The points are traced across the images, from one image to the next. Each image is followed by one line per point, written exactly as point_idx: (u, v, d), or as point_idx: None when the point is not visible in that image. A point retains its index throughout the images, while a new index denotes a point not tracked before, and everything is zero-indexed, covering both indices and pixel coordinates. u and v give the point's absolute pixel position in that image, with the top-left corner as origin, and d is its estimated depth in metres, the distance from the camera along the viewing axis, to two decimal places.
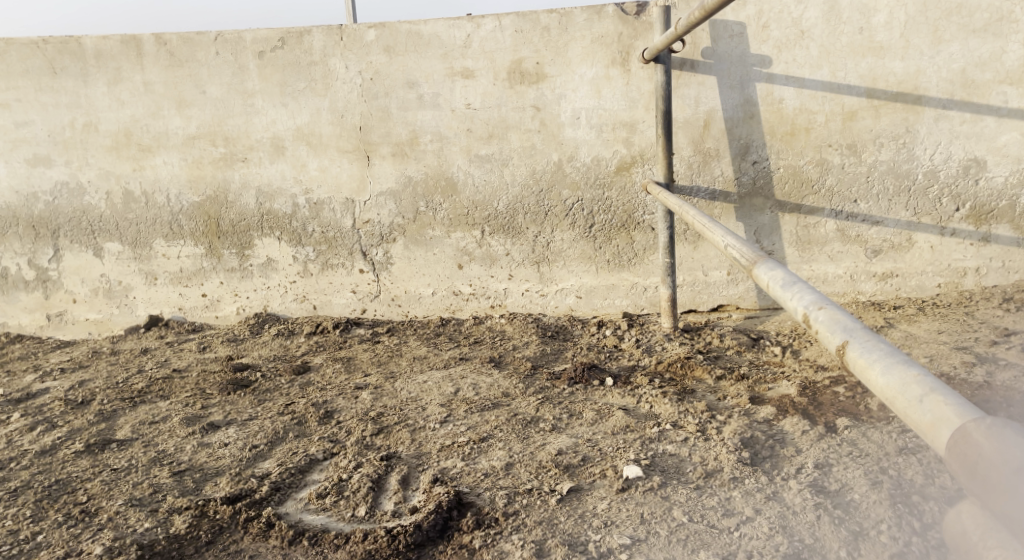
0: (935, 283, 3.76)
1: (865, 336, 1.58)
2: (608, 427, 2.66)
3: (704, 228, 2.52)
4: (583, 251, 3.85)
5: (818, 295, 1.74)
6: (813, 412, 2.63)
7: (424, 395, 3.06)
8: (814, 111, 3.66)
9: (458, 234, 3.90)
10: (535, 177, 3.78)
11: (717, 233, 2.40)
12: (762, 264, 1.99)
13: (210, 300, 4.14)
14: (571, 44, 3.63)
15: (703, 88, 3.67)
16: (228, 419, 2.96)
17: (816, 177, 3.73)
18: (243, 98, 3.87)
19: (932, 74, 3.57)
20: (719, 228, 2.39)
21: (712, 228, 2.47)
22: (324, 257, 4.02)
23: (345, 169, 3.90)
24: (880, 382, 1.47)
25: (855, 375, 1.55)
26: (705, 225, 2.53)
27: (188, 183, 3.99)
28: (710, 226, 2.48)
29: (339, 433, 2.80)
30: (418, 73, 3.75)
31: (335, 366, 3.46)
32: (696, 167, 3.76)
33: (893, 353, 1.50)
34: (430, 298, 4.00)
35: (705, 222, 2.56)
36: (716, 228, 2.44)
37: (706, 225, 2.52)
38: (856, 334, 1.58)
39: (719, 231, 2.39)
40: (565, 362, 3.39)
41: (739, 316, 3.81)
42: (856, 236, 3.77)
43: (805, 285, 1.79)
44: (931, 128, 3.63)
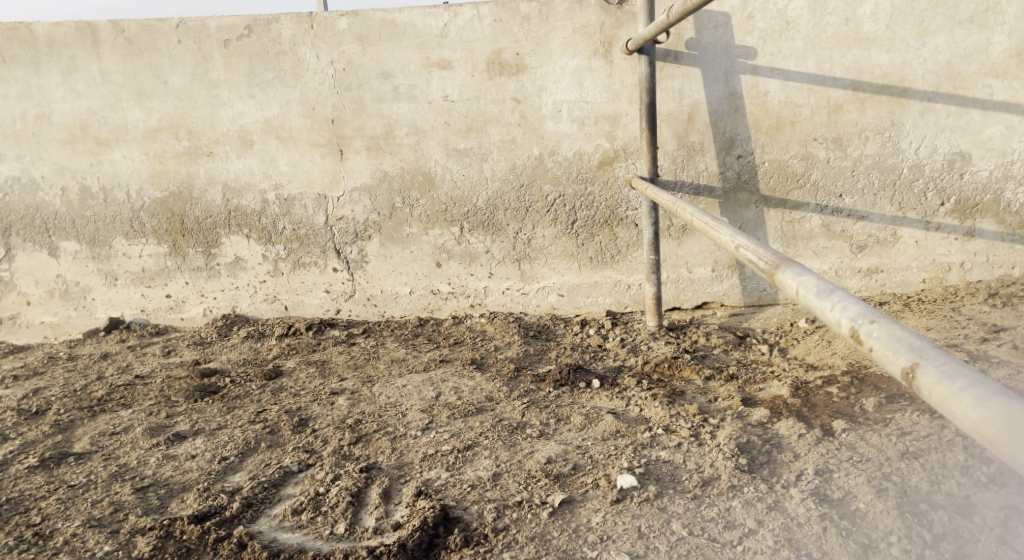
0: (920, 279, 3.72)
1: (939, 358, 1.41)
2: (597, 433, 2.56)
3: (705, 225, 2.36)
4: (565, 248, 3.73)
5: (866, 307, 1.57)
6: (808, 414, 2.55)
7: (404, 401, 2.93)
8: (799, 104, 3.58)
9: (436, 231, 3.77)
10: (515, 171, 3.65)
11: (722, 231, 2.20)
12: (787, 269, 1.80)
13: (175, 301, 3.95)
14: (551, 34, 3.51)
15: (687, 80, 3.58)
16: (195, 429, 2.80)
17: (801, 171, 3.65)
18: (208, 89, 3.69)
19: (917, 67, 3.51)
20: (726, 226, 2.19)
21: (717, 227, 2.28)
22: (295, 255, 3.86)
23: (317, 164, 3.74)
24: (974, 414, 1.30)
25: (931, 403, 1.39)
26: (708, 223, 2.34)
27: (149, 178, 3.80)
28: (714, 224, 2.29)
29: (314, 443, 2.66)
30: (393, 63, 3.60)
31: (309, 370, 3.31)
32: (680, 162, 3.67)
33: (982, 381, 1.34)
34: (406, 297, 3.87)
35: (707, 221, 2.36)
36: (722, 226, 2.24)
37: (709, 224, 2.33)
38: (927, 355, 1.43)
39: (726, 229, 2.19)
40: (549, 363, 3.27)
41: (724, 313, 3.73)
42: (841, 231, 3.71)
43: (846, 294, 1.62)
44: (917, 121, 3.57)
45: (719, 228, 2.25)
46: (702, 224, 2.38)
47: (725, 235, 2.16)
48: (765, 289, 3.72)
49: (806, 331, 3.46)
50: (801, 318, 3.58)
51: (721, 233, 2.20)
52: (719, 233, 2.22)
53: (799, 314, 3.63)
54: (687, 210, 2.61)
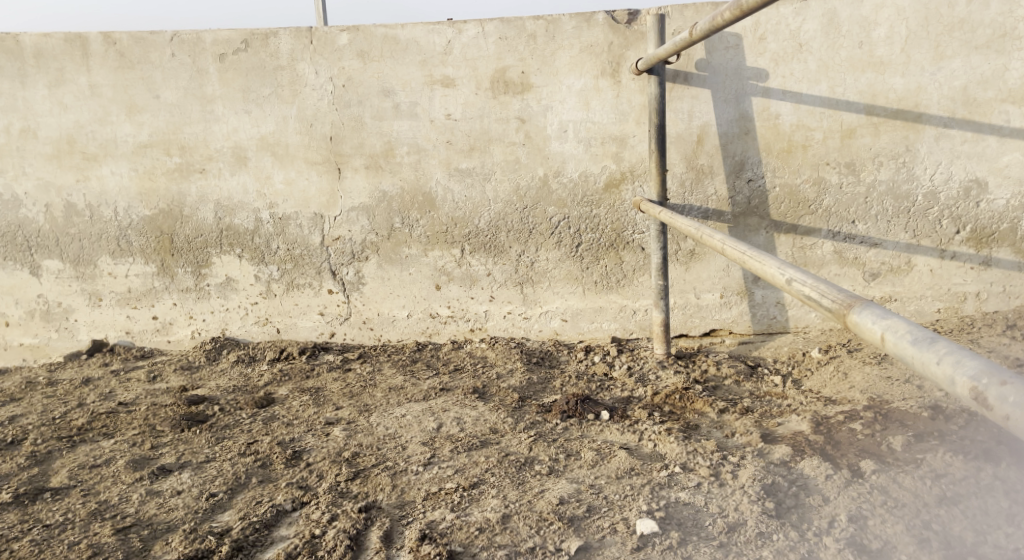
0: (934, 308, 3.62)
1: None
2: (611, 471, 2.42)
3: (742, 257, 2.16)
4: (569, 271, 3.60)
5: (993, 366, 1.36)
6: (832, 453, 2.42)
7: (403, 432, 2.78)
8: (812, 127, 3.49)
9: (436, 253, 3.63)
10: (519, 193, 3.53)
11: (768, 263, 2.01)
12: (865, 311, 1.61)
13: (162, 323, 3.79)
14: (558, 52, 3.40)
15: (697, 101, 3.49)
16: (181, 462, 2.64)
17: (813, 197, 3.55)
18: (202, 105, 3.55)
19: (932, 92, 3.43)
20: (772, 257, 2.00)
21: (759, 258, 2.08)
22: (288, 276, 3.71)
23: (313, 183, 3.60)
24: None
25: None
26: (747, 255, 2.14)
27: (138, 195, 3.65)
28: (755, 256, 2.09)
29: (309, 478, 2.50)
30: (394, 80, 3.48)
31: (302, 399, 3.15)
32: (688, 185, 3.57)
33: None
34: (404, 321, 3.72)
35: (745, 252, 2.17)
36: (767, 258, 2.05)
37: (749, 254, 2.13)
38: None
39: (772, 261, 2.00)
40: (554, 393, 3.13)
41: (733, 341, 3.60)
42: (853, 258, 3.61)
43: (962, 350, 1.41)
44: (932, 147, 3.48)
45: (763, 259, 2.05)
46: (739, 254, 2.19)
47: (772, 268, 1.97)
48: (775, 316, 3.58)
49: (820, 361, 3.33)
50: (813, 347, 3.44)
51: (767, 266, 2.01)
52: (764, 266, 2.03)
53: (811, 343, 3.49)
54: (715, 236, 2.42)
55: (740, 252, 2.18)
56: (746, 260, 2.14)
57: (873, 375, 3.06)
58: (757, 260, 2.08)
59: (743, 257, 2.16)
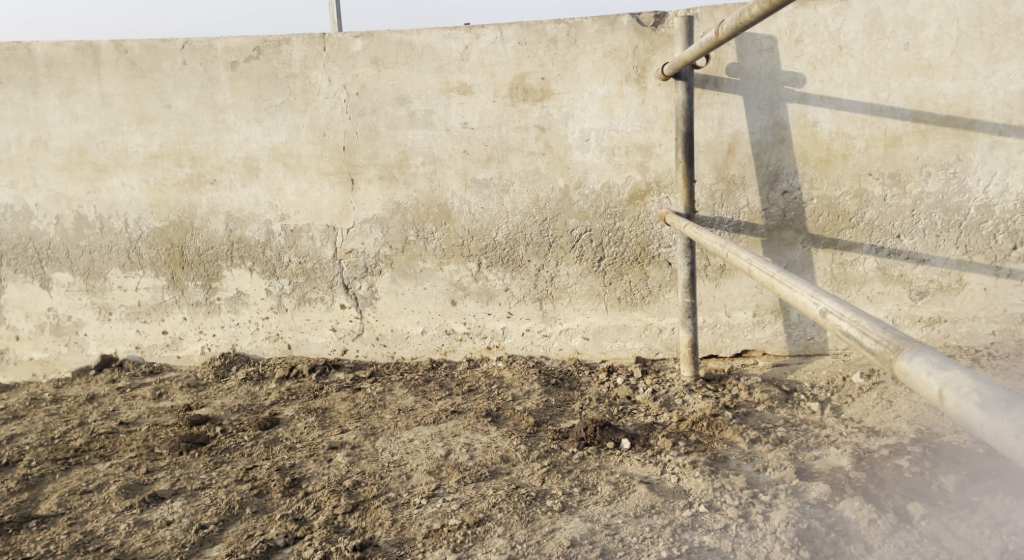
0: (988, 330, 3.34)
1: None
2: (628, 509, 2.22)
3: (771, 281, 1.95)
4: (591, 287, 3.41)
5: None
6: (875, 493, 2.20)
7: (408, 459, 2.61)
8: (853, 135, 3.25)
9: (452, 267, 3.47)
10: (538, 205, 3.35)
11: (800, 291, 1.80)
12: (915, 357, 1.39)
13: (172, 338, 3.68)
14: (580, 58, 3.23)
15: (728, 108, 3.28)
16: (175, 489, 2.50)
17: (854, 210, 3.31)
18: (213, 114, 3.45)
19: (986, 96, 3.17)
20: (804, 283, 1.79)
21: (791, 282, 1.87)
22: (300, 291, 3.58)
23: (326, 194, 3.47)
24: None
25: None
26: (778, 278, 1.93)
27: (148, 207, 3.55)
28: (786, 280, 1.88)
29: (305, 510, 2.34)
30: (409, 88, 3.34)
31: (307, 420, 3.00)
32: (719, 197, 3.35)
33: None
34: (418, 338, 3.56)
35: (774, 275, 1.96)
36: (799, 283, 1.84)
37: (779, 278, 1.92)
38: None
39: (805, 287, 1.79)
40: (572, 417, 2.93)
41: (766, 363, 3.36)
42: (898, 275, 3.35)
43: None
44: (986, 156, 3.22)
45: (795, 284, 1.84)
46: (768, 277, 1.98)
47: (805, 297, 1.76)
48: (812, 337, 3.34)
49: (861, 388, 3.08)
50: (854, 371, 3.19)
51: (799, 294, 1.79)
52: (796, 293, 1.81)
53: (852, 367, 3.24)
54: (742, 256, 2.21)
55: (769, 275, 1.97)
56: (775, 284, 1.93)
57: (920, 404, 2.81)
58: (788, 286, 1.86)
59: (772, 281, 1.95)
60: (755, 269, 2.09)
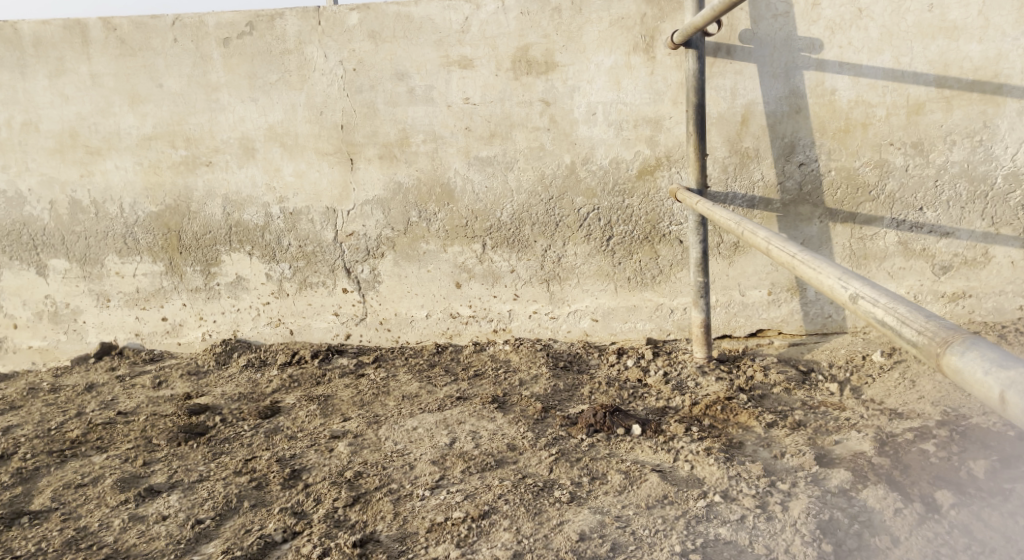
0: (1015, 305, 3.20)
1: None
2: (640, 499, 2.13)
3: (792, 261, 1.83)
4: (600, 267, 3.29)
5: None
6: (900, 481, 2.10)
7: (412, 448, 2.52)
8: (873, 103, 3.10)
9: (456, 248, 3.36)
10: (544, 182, 3.23)
11: (826, 274, 1.68)
12: (967, 352, 1.30)
13: (171, 325, 3.60)
14: (586, 27, 3.09)
15: (741, 77, 3.13)
16: (172, 482, 2.42)
17: (874, 181, 3.17)
18: (206, 93, 3.34)
19: (1015, 59, 3.01)
20: (831, 266, 1.66)
21: (814, 264, 1.75)
22: (300, 275, 3.48)
23: (325, 175, 3.36)
24: None
25: None
26: (799, 259, 1.81)
27: (143, 190, 3.46)
28: (810, 261, 1.76)
29: (305, 503, 2.26)
30: (408, 63, 3.21)
31: (309, 408, 2.91)
32: (732, 170, 3.22)
33: None
34: (423, 322, 3.46)
35: (795, 255, 1.84)
36: (824, 264, 1.72)
37: (801, 259, 1.80)
38: None
39: (832, 270, 1.66)
40: (582, 402, 2.83)
41: (782, 343, 3.24)
42: (921, 250, 3.22)
43: None
44: (1014, 122, 3.06)
45: (819, 266, 1.72)
46: (789, 257, 1.86)
47: (832, 280, 1.63)
48: (830, 315, 3.21)
49: (883, 367, 2.96)
50: (874, 350, 3.07)
51: (825, 277, 1.67)
52: (821, 276, 1.69)
53: (872, 345, 3.12)
54: (759, 234, 2.08)
55: (790, 256, 1.85)
56: (797, 265, 1.81)
57: (945, 384, 2.69)
58: (811, 268, 1.74)
59: (793, 262, 1.83)
60: (773, 249, 1.97)
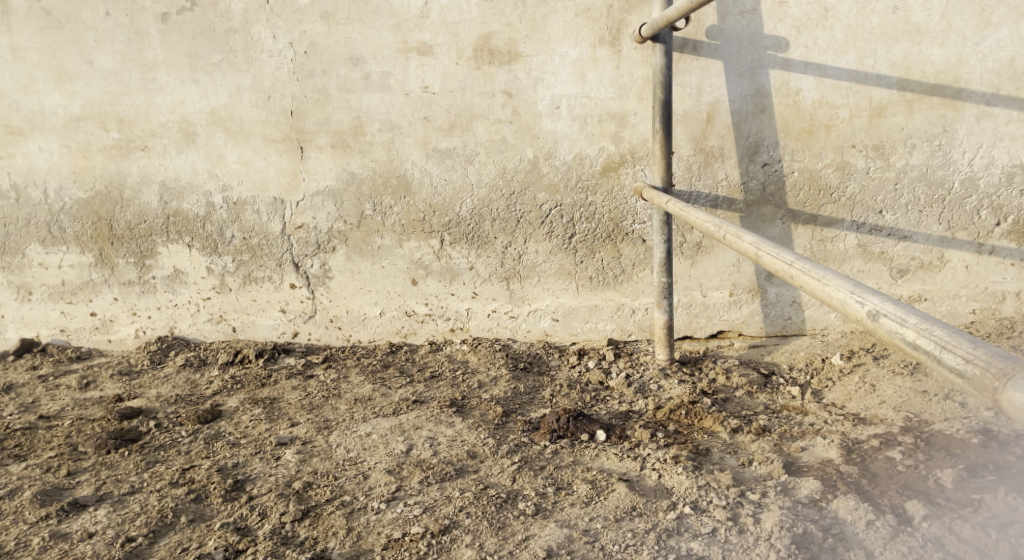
0: (969, 309, 3.23)
1: None
2: (607, 511, 2.06)
3: (794, 272, 1.76)
4: (561, 266, 3.20)
5: None
6: (870, 490, 2.08)
7: (367, 456, 2.40)
8: (837, 105, 3.08)
9: (412, 244, 3.22)
10: (505, 177, 3.12)
11: (835, 287, 1.63)
12: None
13: (101, 320, 3.38)
14: (550, 17, 2.98)
15: (707, 74, 3.07)
16: (100, 494, 2.24)
17: (835, 183, 3.16)
18: (142, 72, 3.12)
19: (975, 64, 3.02)
20: (841, 279, 1.62)
21: (818, 275, 1.69)
22: (245, 269, 3.30)
23: (273, 163, 3.18)
24: None
25: None
26: (801, 269, 1.74)
27: (71, 175, 3.22)
28: (812, 271, 1.70)
29: (249, 517, 2.12)
30: (364, 47, 3.05)
31: (253, 412, 2.75)
32: (696, 169, 3.16)
33: None
34: (376, 320, 3.32)
35: (795, 265, 1.77)
36: (831, 276, 1.66)
37: (802, 270, 1.73)
38: None
39: (842, 283, 1.62)
40: (543, 406, 2.74)
41: (742, 344, 3.20)
42: (879, 252, 3.22)
43: None
44: (972, 127, 3.08)
45: (827, 278, 1.66)
46: (786, 267, 1.79)
47: (844, 294, 1.60)
48: (790, 317, 3.18)
49: (842, 370, 2.93)
50: (834, 353, 3.05)
51: (834, 291, 1.62)
52: (828, 290, 1.64)
53: (831, 348, 3.10)
54: (746, 240, 2.01)
55: (788, 266, 1.78)
56: (798, 276, 1.74)
57: (905, 389, 2.69)
58: (815, 279, 1.69)
59: (792, 272, 1.77)
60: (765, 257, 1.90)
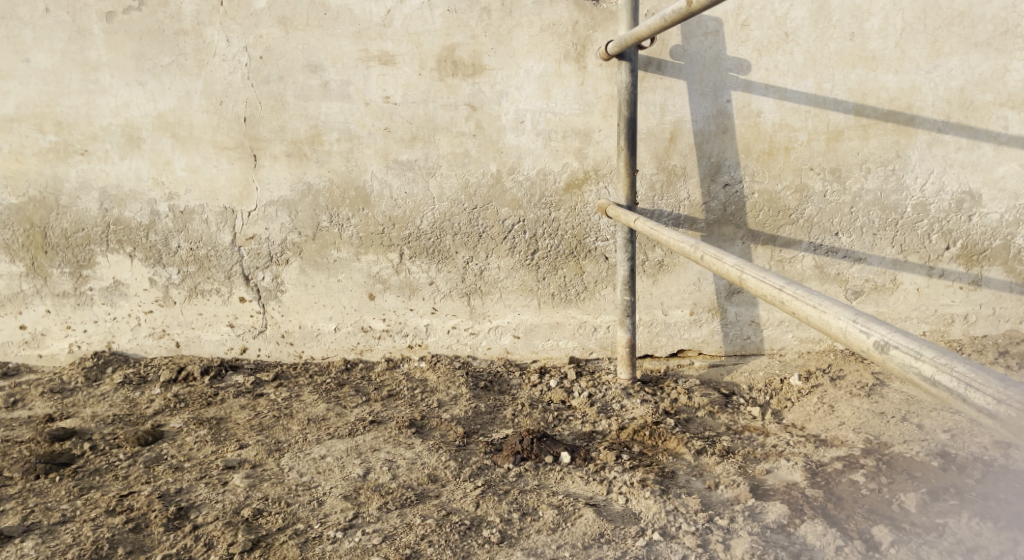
0: (919, 331, 3.30)
1: None
2: (575, 538, 2.02)
3: (786, 297, 1.74)
4: (522, 282, 3.15)
5: None
6: (836, 514, 2.12)
7: (321, 481, 2.29)
8: (796, 127, 3.11)
9: (370, 257, 3.13)
10: (467, 191, 3.05)
11: (836, 315, 1.62)
12: None
13: (32, 334, 3.18)
14: (515, 31, 2.94)
15: (670, 94, 3.08)
16: (27, 525, 2.10)
17: (794, 205, 3.19)
18: (84, 72, 2.96)
19: (927, 92, 3.09)
20: (842, 307, 1.60)
21: (814, 302, 1.68)
22: (191, 281, 3.15)
23: (224, 171, 3.05)
24: None
25: None
26: (793, 295, 1.73)
27: (2, 179, 3.03)
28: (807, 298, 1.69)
29: (194, 549, 2.01)
30: (322, 54, 2.96)
31: (199, 433, 2.61)
32: (658, 188, 3.16)
33: None
34: (330, 335, 3.21)
35: (786, 290, 1.76)
36: (828, 303, 1.66)
37: (793, 295, 1.73)
38: None
39: (843, 311, 1.60)
40: (505, 427, 2.67)
41: (702, 363, 3.18)
42: (835, 274, 3.26)
43: None
44: (924, 154, 3.15)
45: (823, 305, 1.65)
46: (776, 292, 1.78)
47: (847, 322, 1.58)
48: (749, 337, 3.18)
49: (801, 391, 2.94)
50: (792, 373, 3.06)
51: (835, 319, 1.61)
52: (828, 317, 1.63)
53: (789, 368, 3.12)
54: (727, 261, 1.99)
55: (778, 290, 1.77)
56: (790, 301, 1.73)
57: (864, 411, 2.71)
58: (812, 305, 1.67)
59: (783, 297, 1.76)
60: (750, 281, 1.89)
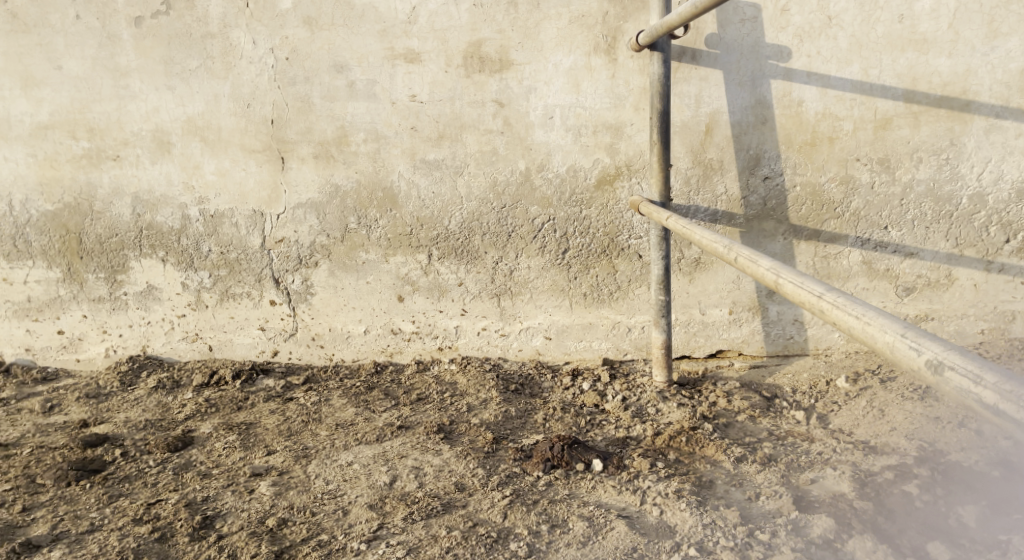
0: (976, 329, 3.11)
1: None
2: (607, 553, 1.93)
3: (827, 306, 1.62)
4: (554, 282, 3.06)
5: None
6: (887, 530, 2.00)
7: (347, 489, 2.24)
8: (841, 116, 2.96)
9: (398, 259, 3.07)
10: (496, 190, 2.98)
11: (883, 328, 1.49)
12: None
13: (69, 339, 3.21)
14: (544, 23, 2.85)
15: (706, 84, 2.95)
16: (55, 534, 2.09)
17: (839, 198, 3.03)
18: (114, 78, 2.97)
19: (983, 76, 2.91)
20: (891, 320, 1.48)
21: (858, 312, 1.56)
22: (222, 285, 3.14)
23: (252, 174, 3.03)
24: None
25: None
26: (833, 303, 1.61)
27: (38, 186, 3.06)
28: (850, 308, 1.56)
29: None
30: (348, 53, 2.91)
31: (227, 438, 2.58)
32: (694, 183, 3.03)
33: None
34: (360, 338, 3.16)
35: (826, 298, 1.64)
36: (873, 315, 1.53)
37: (835, 304, 1.60)
38: None
39: (891, 325, 1.48)
40: (535, 433, 2.59)
41: (743, 365, 3.05)
42: (884, 270, 3.10)
43: None
44: (980, 141, 2.96)
45: (868, 317, 1.53)
46: (816, 299, 1.66)
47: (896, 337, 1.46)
48: (792, 337, 3.04)
49: (848, 394, 2.80)
50: (839, 375, 2.91)
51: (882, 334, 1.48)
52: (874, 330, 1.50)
53: (835, 369, 2.97)
54: (762, 264, 1.88)
55: (818, 299, 1.65)
56: (832, 311, 1.60)
57: (916, 415, 2.55)
58: (855, 316, 1.55)
59: (823, 305, 1.63)
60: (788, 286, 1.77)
